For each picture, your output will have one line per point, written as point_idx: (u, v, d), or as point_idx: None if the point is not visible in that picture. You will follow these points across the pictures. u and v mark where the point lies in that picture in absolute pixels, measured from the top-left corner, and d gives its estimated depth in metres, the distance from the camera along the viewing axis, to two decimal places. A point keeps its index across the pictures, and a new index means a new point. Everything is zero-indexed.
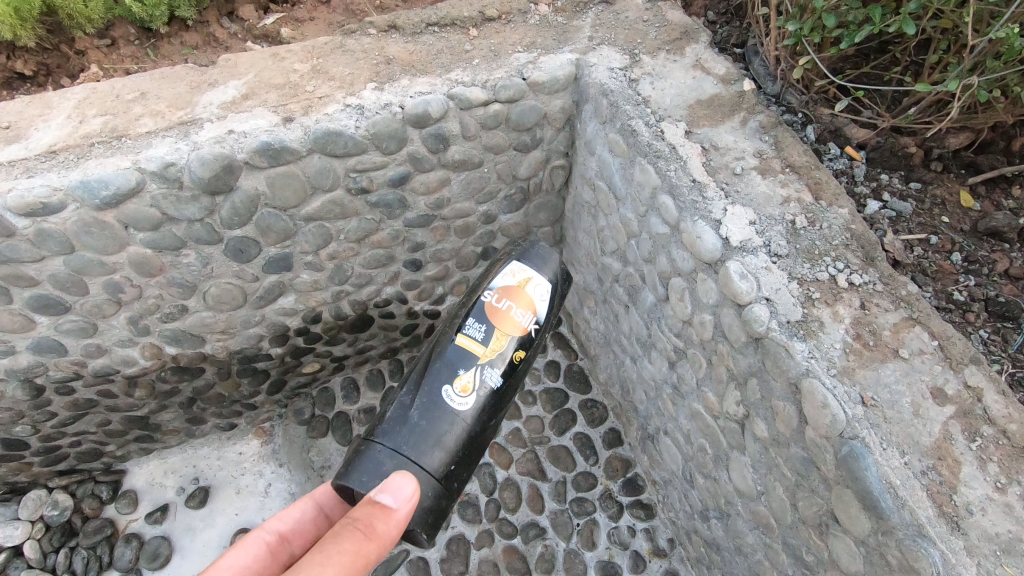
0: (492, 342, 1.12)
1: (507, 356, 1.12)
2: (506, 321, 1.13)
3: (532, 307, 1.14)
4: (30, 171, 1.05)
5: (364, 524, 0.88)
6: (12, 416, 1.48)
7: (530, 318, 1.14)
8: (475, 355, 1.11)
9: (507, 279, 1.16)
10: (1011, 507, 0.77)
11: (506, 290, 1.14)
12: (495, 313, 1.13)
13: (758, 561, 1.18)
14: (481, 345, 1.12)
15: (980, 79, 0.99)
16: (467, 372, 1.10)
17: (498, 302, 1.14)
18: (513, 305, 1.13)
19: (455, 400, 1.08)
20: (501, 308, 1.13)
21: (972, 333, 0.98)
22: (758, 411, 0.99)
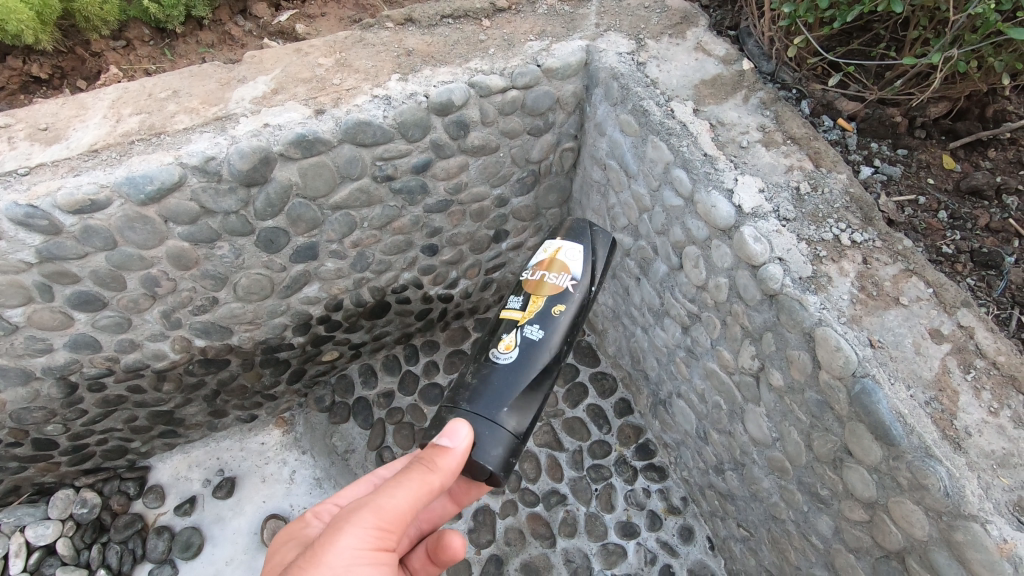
0: (530, 304, 1.12)
1: (547, 311, 1.11)
2: (541, 285, 1.13)
3: (566, 269, 1.14)
4: (75, 170, 1.11)
5: (426, 461, 0.92)
6: (45, 416, 1.49)
7: (566, 279, 1.13)
8: (515, 319, 1.12)
9: (539, 257, 1.18)
10: (1004, 427, 0.87)
11: (540, 264, 1.16)
12: (530, 282, 1.15)
13: (773, 504, 1.27)
14: (518, 311, 1.13)
15: (959, 52, 1.10)
16: (508, 333, 1.11)
17: (532, 275, 1.15)
18: (546, 273, 1.14)
19: (499, 357, 1.09)
20: (537, 279, 1.14)
21: (960, 281, 1.09)
22: (774, 362, 1.09)
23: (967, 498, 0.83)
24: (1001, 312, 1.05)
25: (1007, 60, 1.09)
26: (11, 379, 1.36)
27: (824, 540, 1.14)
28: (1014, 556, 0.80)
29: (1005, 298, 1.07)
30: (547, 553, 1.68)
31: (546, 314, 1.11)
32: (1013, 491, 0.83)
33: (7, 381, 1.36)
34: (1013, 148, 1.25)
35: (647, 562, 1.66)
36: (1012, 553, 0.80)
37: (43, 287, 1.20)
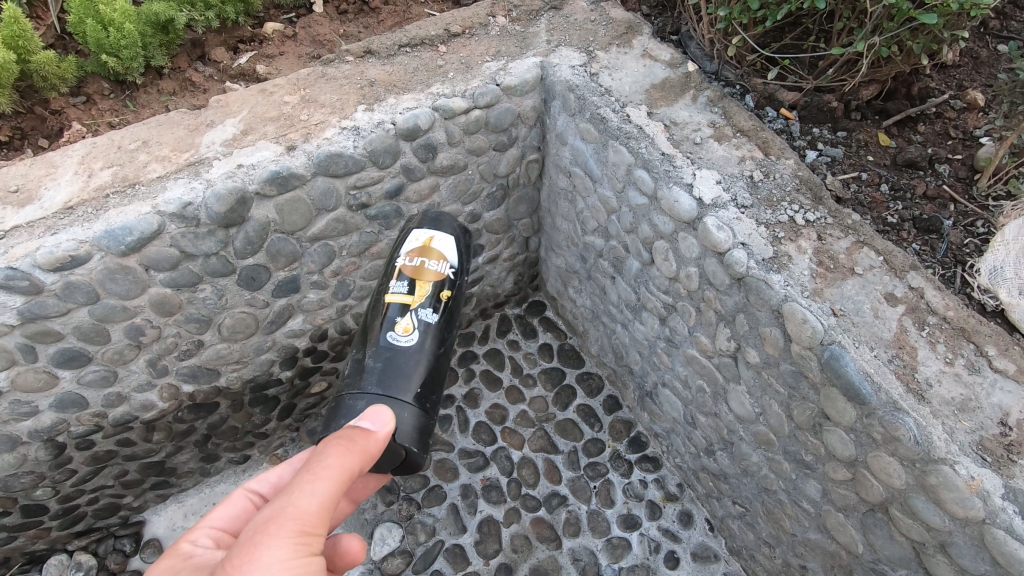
0: (417, 290, 1.30)
1: (433, 298, 1.31)
2: (422, 275, 1.31)
3: (443, 256, 1.34)
4: (52, 229, 1.11)
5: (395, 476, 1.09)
6: (33, 480, 1.47)
7: (444, 266, 1.33)
8: (407, 302, 1.28)
9: (414, 244, 1.35)
10: (960, 375, 0.95)
11: (418, 251, 1.33)
12: (420, 272, 1.31)
13: (764, 477, 1.34)
14: (407, 295, 1.29)
15: (880, 39, 1.20)
16: (405, 317, 1.27)
17: (412, 262, 1.32)
18: (426, 260, 1.32)
19: (400, 340, 1.25)
20: (418, 266, 1.32)
21: (907, 247, 1.18)
22: (749, 341, 1.16)
23: (935, 444, 0.90)
24: (946, 272, 1.14)
25: (924, 43, 1.21)
26: None
27: (814, 504, 1.20)
28: (982, 491, 0.87)
29: (948, 258, 1.16)
30: (554, 555, 1.71)
31: (435, 301, 1.30)
32: (975, 432, 0.90)
33: None
34: (939, 121, 1.36)
35: (651, 551, 1.70)
36: (981, 488, 0.87)
37: (26, 348, 1.19)
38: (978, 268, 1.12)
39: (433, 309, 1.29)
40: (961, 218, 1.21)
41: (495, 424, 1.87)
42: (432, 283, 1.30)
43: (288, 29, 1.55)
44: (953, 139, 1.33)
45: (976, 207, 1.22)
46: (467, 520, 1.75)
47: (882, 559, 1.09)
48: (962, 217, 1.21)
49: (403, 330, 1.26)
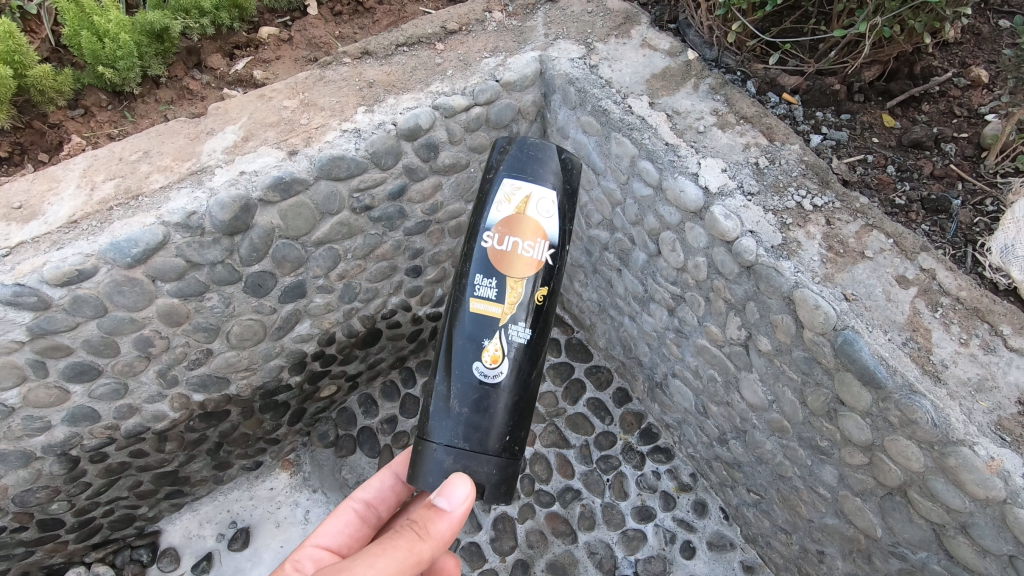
0: (508, 296, 1.12)
1: (526, 305, 1.13)
2: (515, 269, 1.12)
3: (539, 232, 1.13)
4: (57, 243, 1.11)
5: (419, 527, 0.99)
6: (48, 495, 1.47)
7: (539, 248, 1.13)
8: (495, 317, 1.12)
9: (504, 210, 1.13)
10: (975, 355, 0.95)
11: (508, 224, 1.12)
12: (503, 260, 1.12)
13: (778, 464, 1.34)
14: (498, 305, 1.12)
15: (882, 20, 1.19)
16: (492, 340, 1.11)
17: (501, 244, 1.12)
18: (518, 240, 1.12)
19: (487, 371, 1.11)
20: (508, 250, 1.12)
21: (917, 228, 1.16)
22: (760, 329, 1.15)
23: (953, 426, 0.89)
24: (957, 251, 1.13)
25: (926, 21, 1.19)
26: (11, 463, 1.34)
27: (831, 489, 1.20)
28: (1002, 471, 0.86)
29: (958, 238, 1.15)
30: (570, 549, 1.73)
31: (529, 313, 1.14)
32: (993, 412, 0.90)
33: (8, 466, 1.34)
34: (943, 99, 1.35)
35: (667, 541, 1.73)
36: (1002, 469, 0.86)
37: (37, 364, 1.19)
38: (989, 247, 1.11)
39: (524, 325, 1.13)
40: (970, 197, 1.20)
41: None
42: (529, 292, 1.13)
43: (283, 33, 1.55)
44: (958, 118, 1.32)
45: (984, 185, 1.20)
46: (481, 518, 1.76)
47: (901, 542, 1.09)
48: (971, 196, 1.20)
49: (491, 360, 1.11)
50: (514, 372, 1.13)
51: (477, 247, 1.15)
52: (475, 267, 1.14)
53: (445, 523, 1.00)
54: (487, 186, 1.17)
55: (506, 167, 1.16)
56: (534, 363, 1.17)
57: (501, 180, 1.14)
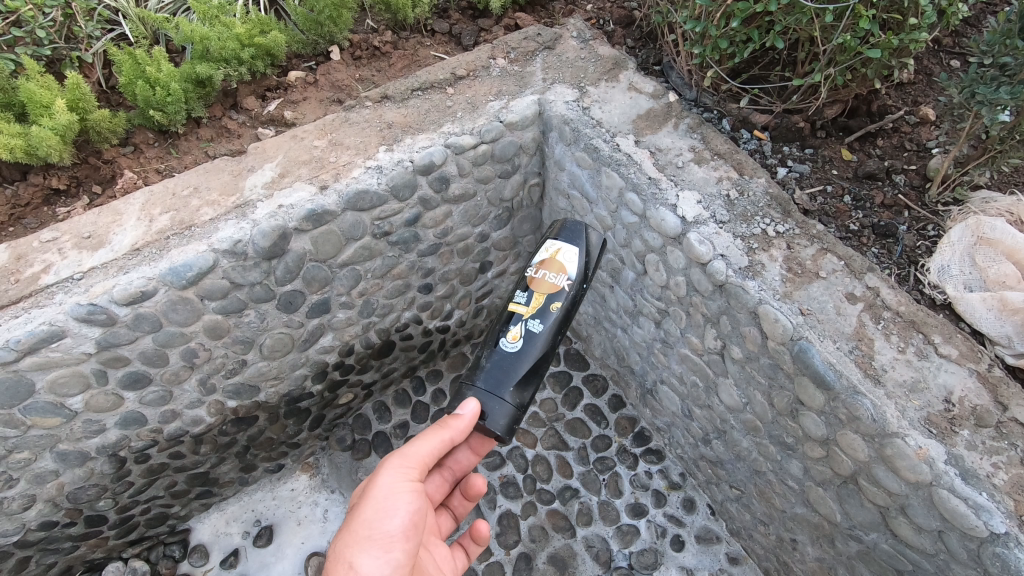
0: (534, 302, 1.30)
1: (548, 312, 1.29)
2: (542, 286, 1.30)
3: (564, 270, 1.31)
4: (123, 269, 1.28)
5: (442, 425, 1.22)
6: (97, 493, 1.63)
7: (562, 278, 1.30)
8: (520, 313, 1.30)
9: (541, 255, 1.34)
10: (911, 360, 1.11)
11: (542, 262, 1.33)
12: (532, 281, 1.32)
13: (755, 460, 1.50)
14: (524, 306, 1.30)
15: (835, 70, 1.35)
16: (516, 325, 1.29)
17: (535, 273, 1.33)
18: (545, 272, 1.31)
19: (507, 346, 1.28)
20: (537, 277, 1.32)
21: (867, 251, 1.33)
22: (732, 339, 1.32)
23: (888, 420, 1.05)
24: (901, 272, 1.30)
25: (876, 69, 1.35)
26: (70, 462, 1.50)
27: (798, 481, 1.36)
28: (929, 458, 1.02)
29: (903, 259, 1.31)
30: (569, 543, 1.90)
31: (549, 314, 1.29)
32: (923, 409, 1.06)
33: (66, 464, 1.50)
34: (896, 135, 1.53)
35: (658, 535, 1.90)
36: (929, 456, 1.02)
37: (100, 373, 1.35)
38: (928, 268, 1.28)
39: (543, 321, 1.29)
40: (915, 223, 1.37)
41: None
42: (546, 296, 1.30)
43: (309, 76, 1.73)
44: (908, 151, 1.50)
45: (928, 212, 1.38)
46: (488, 514, 1.94)
47: (856, 525, 1.25)
48: (916, 222, 1.37)
49: (512, 338, 1.29)
50: (529, 355, 1.27)
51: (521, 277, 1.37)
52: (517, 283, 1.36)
53: (464, 422, 1.21)
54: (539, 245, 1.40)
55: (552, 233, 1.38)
56: (549, 356, 1.30)
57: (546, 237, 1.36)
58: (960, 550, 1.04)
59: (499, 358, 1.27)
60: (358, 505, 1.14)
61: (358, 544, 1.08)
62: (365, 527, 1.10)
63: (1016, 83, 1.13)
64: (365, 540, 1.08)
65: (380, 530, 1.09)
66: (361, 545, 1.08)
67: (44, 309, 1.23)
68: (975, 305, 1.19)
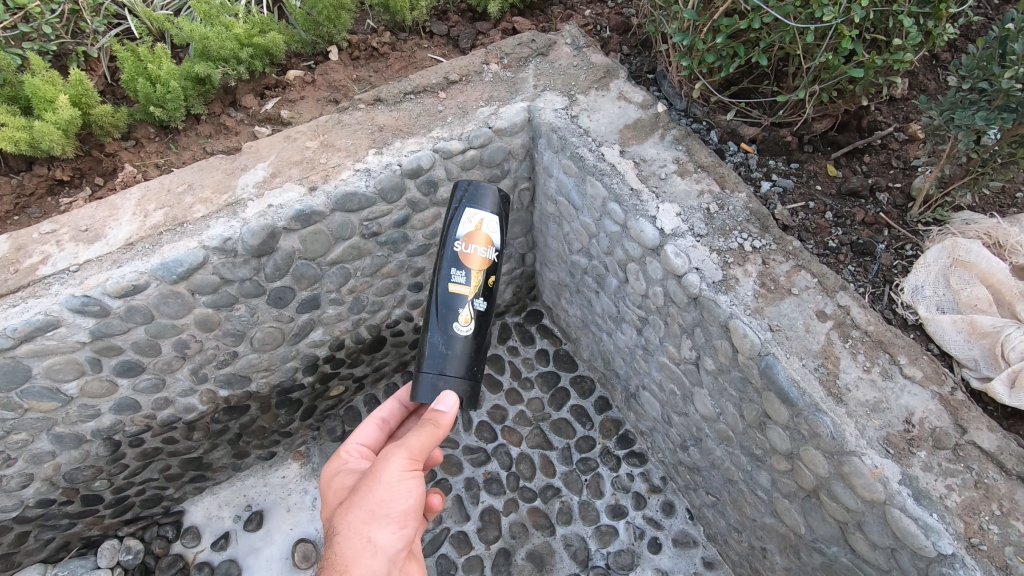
0: (473, 280, 1.39)
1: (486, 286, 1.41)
2: (474, 263, 1.38)
3: (489, 241, 1.41)
4: (117, 262, 1.32)
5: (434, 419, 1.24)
6: (93, 473, 1.70)
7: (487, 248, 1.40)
8: (464, 294, 1.38)
9: (465, 227, 1.39)
10: (875, 380, 1.13)
11: (468, 236, 1.39)
12: (467, 258, 1.38)
13: (728, 469, 1.52)
14: (466, 286, 1.38)
15: (820, 87, 1.36)
16: (463, 307, 1.37)
17: (465, 248, 1.39)
18: (476, 247, 1.39)
19: (460, 329, 1.36)
20: (469, 253, 1.38)
21: (844, 269, 1.34)
22: (705, 351, 1.34)
23: (847, 438, 1.07)
24: (876, 290, 1.30)
25: (863, 87, 1.35)
26: (66, 444, 1.57)
27: (766, 491, 1.39)
28: (883, 477, 1.04)
29: (879, 278, 1.32)
30: (548, 541, 1.95)
31: (486, 288, 1.41)
32: (883, 429, 1.08)
33: (62, 446, 1.57)
34: (884, 151, 1.53)
35: (636, 536, 1.94)
36: (883, 475, 1.04)
37: (93, 361, 1.40)
38: (902, 288, 1.28)
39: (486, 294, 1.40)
40: (894, 242, 1.38)
41: (496, 423, 2.14)
42: (483, 274, 1.40)
43: (307, 75, 1.76)
44: (894, 169, 1.50)
45: (908, 232, 1.39)
46: (470, 509, 2.00)
47: (818, 538, 1.27)
48: (895, 241, 1.38)
49: (462, 321, 1.37)
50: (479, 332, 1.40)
51: (444, 251, 1.40)
52: (444, 259, 1.39)
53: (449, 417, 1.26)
54: (449, 215, 1.42)
55: (466, 201, 1.41)
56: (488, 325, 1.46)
57: (461, 207, 1.40)
58: (911, 568, 1.06)
59: (452, 340, 1.36)
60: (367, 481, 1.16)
61: (371, 522, 1.11)
62: (380, 507, 1.13)
63: (994, 108, 1.12)
64: (378, 517, 1.12)
65: (393, 509, 1.13)
66: (376, 523, 1.11)
67: (40, 299, 1.28)
68: (946, 327, 1.20)
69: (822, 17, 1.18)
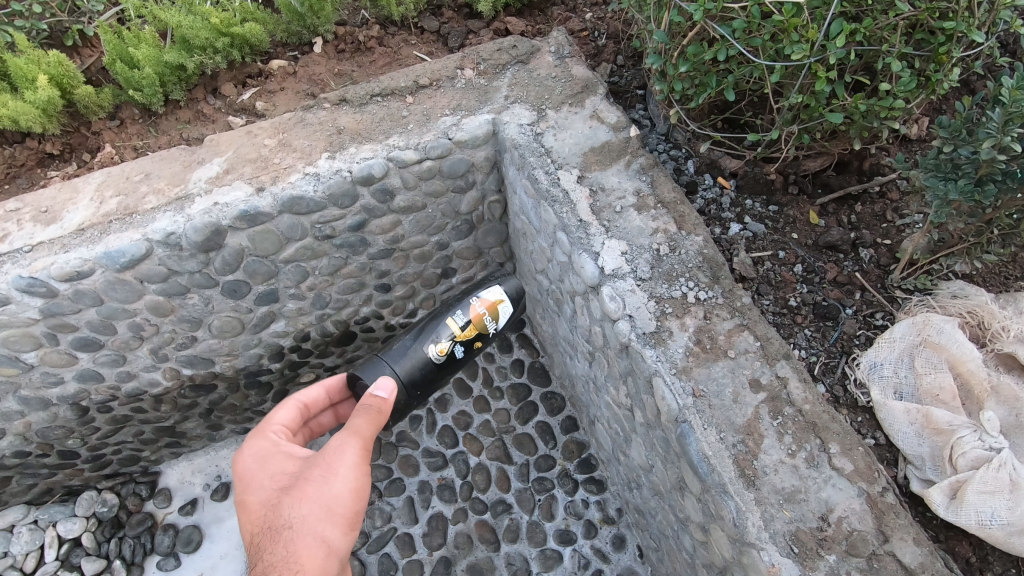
0: (466, 331, 1.54)
1: (468, 341, 1.54)
2: (479, 323, 1.53)
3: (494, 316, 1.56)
4: (66, 247, 1.39)
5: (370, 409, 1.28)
6: (64, 432, 1.74)
7: (492, 325, 1.58)
8: (453, 332, 1.53)
9: (489, 297, 1.58)
10: (798, 467, 1.02)
11: (486, 304, 1.56)
12: (474, 317, 1.54)
13: (661, 521, 1.44)
14: (459, 329, 1.54)
15: (801, 128, 1.21)
16: (443, 338, 1.52)
17: (478, 308, 1.54)
18: (488, 317, 1.56)
19: (432, 354, 1.52)
20: (478, 314, 1.54)
21: (799, 332, 1.23)
22: (636, 403, 1.26)
23: (748, 529, 0.98)
24: (830, 361, 1.19)
25: (855, 131, 1.18)
26: (33, 405, 1.64)
27: (690, 555, 1.30)
28: None
29: (836, 348, 1.20)
30: (491, 556, 1.93)
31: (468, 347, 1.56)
32: (793, 523, 0.98)
33: (29, 407, 1.64)
34: (881, 201, 1.36)
35: (581, 566, 1.89)
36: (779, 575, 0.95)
37: (49, 336, 1.48)
38: (859, 362, 1.16)
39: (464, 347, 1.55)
40: (864, 307, 1.24)
41: (459, 429, 2.11)
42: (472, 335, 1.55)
43: (290, 66, 1.73)
44: (887, 223, 1.33)
45: (882, 298, 1.25)
46: (419, 513, 2.00)
47: None
48: (865, 306, 1.25)
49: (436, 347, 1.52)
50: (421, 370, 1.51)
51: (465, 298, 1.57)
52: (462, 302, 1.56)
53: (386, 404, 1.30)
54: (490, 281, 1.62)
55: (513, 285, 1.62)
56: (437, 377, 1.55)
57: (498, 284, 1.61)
58: None
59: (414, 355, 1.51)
60: (320, 476, 1.21)
61: (335, 535, 1.19)
62: (335, 506, 1.20)
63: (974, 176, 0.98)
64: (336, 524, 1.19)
65: (347, 509, 1.20)
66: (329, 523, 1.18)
67: None
68: (897, 415, 1.07)
69: (793, 55, 1.05)
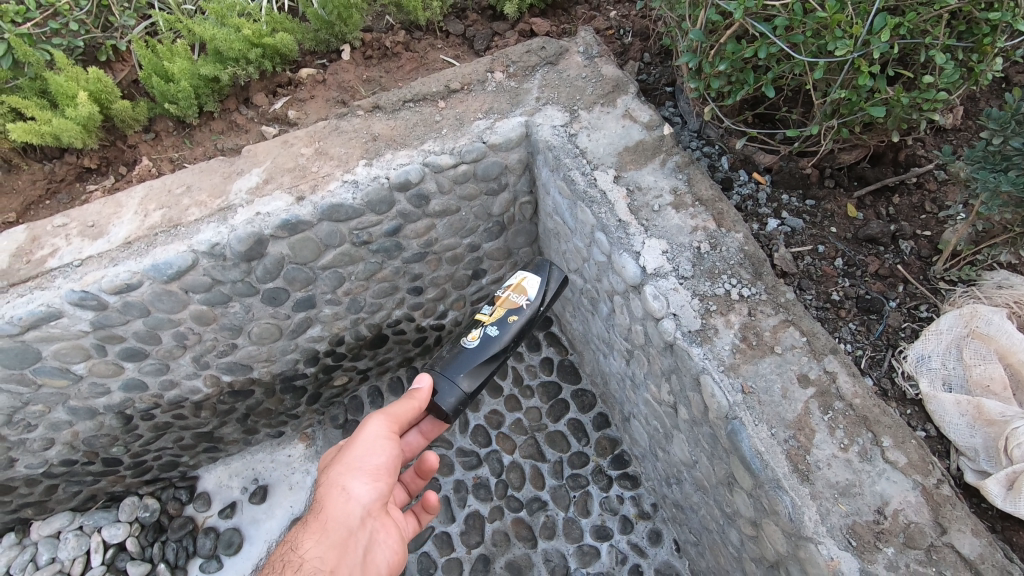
0: (495, 312, 1.42)
1: (504, 320, 1.41)
2: (505, 303, 1.43)
3: (525, 292, 1.44)
4: (114, 260, 1.43)
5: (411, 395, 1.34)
6: (110, 440, 1.77)
7: (523, 299, 1.43)
8: (481, 320, 1.42)
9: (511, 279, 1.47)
10: (851, 461, 1.03)
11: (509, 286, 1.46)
12: (500, 300, 1.44)
13: (704, 516, 1.46)
14: (486, 314, 1.43)
15: (840, 122, 1.21)
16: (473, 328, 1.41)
17: (502, 293, 1.45)
18: (512, 294, 1.44)
19: (467, 343, 1.39)
20: (502, 296, 1.45)
21: (843, 326, 1.24)
22: (681, 400, 1.27)
23: (804, 523, 0.99)
24: (876, 354, 1.20)
25: (894, 123, 1.18)
26: (80, 415, 1.67)
27: (737, 549, 1.32)
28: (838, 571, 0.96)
29: (881, 341, 1.21)
30: (529, 553, 1.95)
31: (506, 322, 1.41)
32: (849, 517, 0.99)
33: (77, 417, 1.67)
34: (918, 192, 1.36)
35: (618, 561, 1.91)
36: (838, 568, 0.96)
37: (98, 347, 1.51)
38: (906, 355, 1.17)
39: (501, 329, 1.40)
40: (907, 300, 1.25)
41: (492, 428, 2.13)
42: (505, 310, 1.42)
43: (319, 74, 1.75)
44: (927, 214, 1.33)
45: (926, 290, 1.25)
46: (456, 511, 2.02)
47: None
48: (909, 299, 1.25)
49: (472, 337, 1.39)
50: (472, 362, 1.36)
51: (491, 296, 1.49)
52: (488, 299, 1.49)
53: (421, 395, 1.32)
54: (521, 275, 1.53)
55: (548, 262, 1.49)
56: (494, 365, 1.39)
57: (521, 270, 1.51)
58: None
59: (463, 351, 1.38)
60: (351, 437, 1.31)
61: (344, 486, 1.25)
62: (354, 461, 1.27)
63: None
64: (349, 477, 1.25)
65: (368, 467, 1.27)
66: (350, 475, 1.26)
67: (44, 291, 1.41)
68: (948, 406, 1.08)
69: (835, 51, 1.06)
